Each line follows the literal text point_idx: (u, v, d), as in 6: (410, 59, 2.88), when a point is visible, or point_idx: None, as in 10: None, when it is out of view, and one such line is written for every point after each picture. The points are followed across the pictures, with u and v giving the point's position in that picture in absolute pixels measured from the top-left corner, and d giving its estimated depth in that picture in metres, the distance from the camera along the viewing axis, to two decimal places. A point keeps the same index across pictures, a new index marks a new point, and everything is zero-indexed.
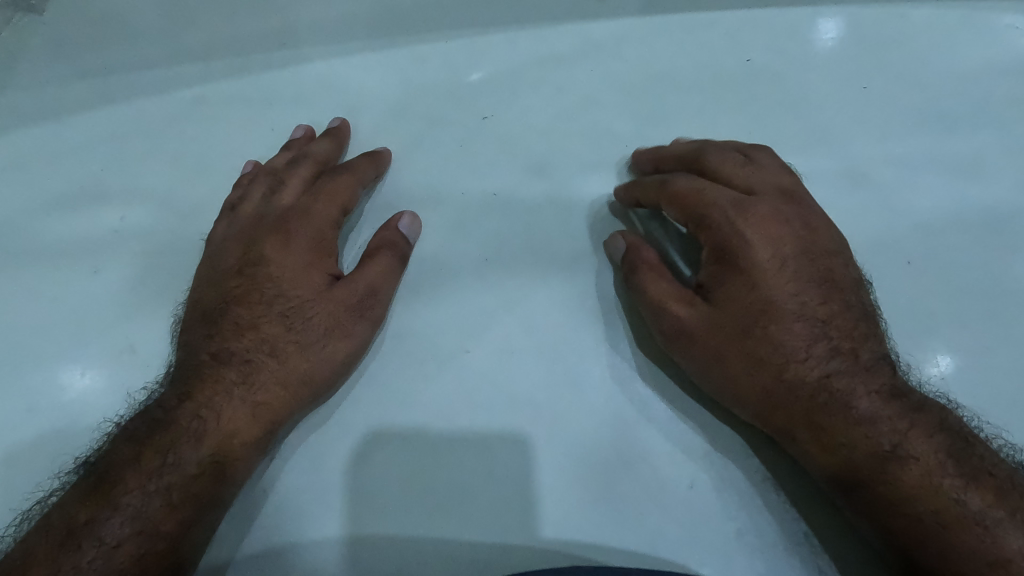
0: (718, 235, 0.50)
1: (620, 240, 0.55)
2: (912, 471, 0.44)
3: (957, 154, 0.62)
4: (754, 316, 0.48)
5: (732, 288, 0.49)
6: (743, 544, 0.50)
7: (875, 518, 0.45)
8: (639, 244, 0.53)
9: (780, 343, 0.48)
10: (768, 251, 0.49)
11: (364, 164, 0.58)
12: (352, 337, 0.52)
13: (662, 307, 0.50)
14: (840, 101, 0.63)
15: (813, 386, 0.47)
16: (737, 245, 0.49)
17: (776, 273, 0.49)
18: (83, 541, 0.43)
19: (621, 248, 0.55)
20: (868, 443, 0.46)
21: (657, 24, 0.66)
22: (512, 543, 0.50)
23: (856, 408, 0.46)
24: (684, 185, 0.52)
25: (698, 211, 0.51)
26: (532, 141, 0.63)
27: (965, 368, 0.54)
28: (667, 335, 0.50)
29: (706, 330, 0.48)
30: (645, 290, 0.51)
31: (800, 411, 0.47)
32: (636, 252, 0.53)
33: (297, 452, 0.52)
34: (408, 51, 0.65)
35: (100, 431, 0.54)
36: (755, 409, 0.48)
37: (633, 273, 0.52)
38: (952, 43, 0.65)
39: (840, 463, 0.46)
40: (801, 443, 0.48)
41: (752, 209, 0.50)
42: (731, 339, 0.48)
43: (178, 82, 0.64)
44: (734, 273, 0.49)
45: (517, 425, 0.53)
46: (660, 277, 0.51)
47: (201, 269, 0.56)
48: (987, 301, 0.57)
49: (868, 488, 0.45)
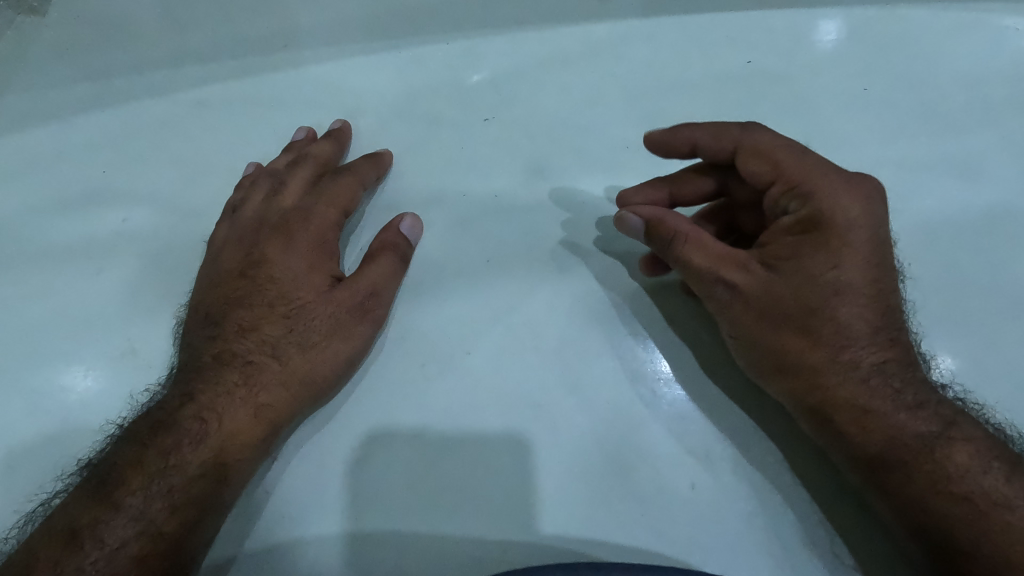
0: (814, 203, 0.45)
1: (631, 215, 0.49)
2: (958, 456, 0.44)
3: (957, 155, 0.62)
4: (825, 291, 0.45)
5: (813, 263, 0.45)
6: (746, 545, 0.49)
7: (919, 501, 0.44)
8: (660, 214, 0.49)
9: (851, 324, 0.45)
10: (863, 231, 0.45)
11: (365, 166, 0.58)
12: (353, 338, 0.52)
13: (714, 274, 0.47)
14: (840, 102, 0.64)
15: (871, 369, 0.46)
16: (832, 220, 0.45)
17: (863, 256, 0.45)
18: (86, 543, 0.43)
19: (636, 224, 0.49)
20: (917, 423, 0.45)
21: (657, 26, 0.66)
22: (514, 544, 0.50)
23: (905, 393, 0.46)
24: (775, 143, 0.48)
25: (791, 174, 0.46)
26: (533, 142, 0.63)
27: (971, 369, 0.54)
28: (719, 301, 0.48)
29: (767, 302, 0.46)
30: (691, 260, 0.47)
31: (854, 391, 0.46)
32: (663, 222, 0.48)
33: (302, 449, 0.52)
34: (409, 53, 0.66)
35: (103, 433, 0.54)
36: (809, 385, 0.47)
37: (669, 244, 0.48)
38: (952, 44, 0.65)
39: (889, 446, 0.45)
40: (847, 425, 0.46)
41: (841, 178, 0.46)
42: (793, 314, 0.46)
43: (179, 83, 0.64)
44: (820, 248, 0.45)
45: (518, 427, 0.53)
46: (706, 243, 0.47)
47: (203, 271, 0.56)
48: (990, 302, 0.56)
49: (913, 469, 0.45)
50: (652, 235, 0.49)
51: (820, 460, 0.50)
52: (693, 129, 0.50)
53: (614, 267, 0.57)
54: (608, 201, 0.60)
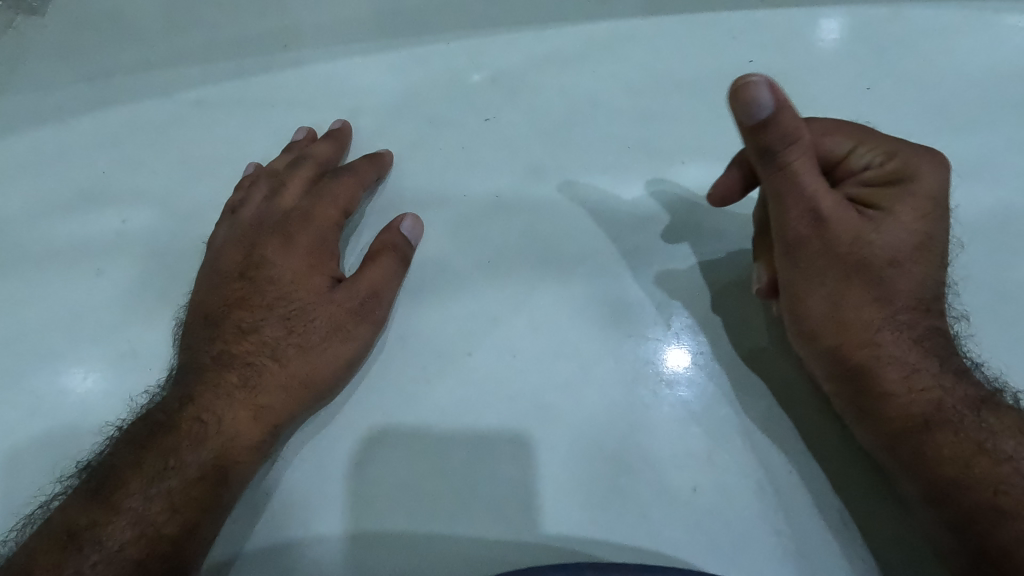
0: (899, 159, 0.47)
1: (766, 89, 0.38)
2: (1001, 422, 0.45)
3: (960, 154, 0.61)
4: (908, 246, 0.45)
5: (902, 212, 0.45)
6: (748, 546, 0.49)
7: (961, 465, 0.44)
8: (791, 111, 0.40)
9: (918, 283, 0.46)
10: (942, 187, 0.46)
11: (365, 166, 0.58)
12: (354, 339, 0.51)
13: (814, 203, 0.43)
14: (841, 101, 0.63)
15: (921, 331, 0.46)
16: (917, 174, 0.46)
17: (941, 212, 0.46)
18: (85, 545, 0.43)
19: (767, 104, 0.38)
20: (962, 388, 0.46)
21: (658, 25, 0.65)
22: (517, 543, 0.50)
23: (952, 359, 0.47)
24: (844, 122, 0.48)
25: (870, 139, 0.47)
26: (533, 142, 0.63)
27: (991, 358, 0.54)
28: (801, 237, 0.44)
29: (848, 243, 0.44)
30: (796, 178, 0.42)
31: (902, 351, 0.46)
32: (794, 121, 0.40)
33: (307, 445, 0.52)
34: (409, 53, 0.65)
35: (102, 434, 0.54)
36: (858, 339, 0.46)
37: (783, 148, 0.41)
38: (956, 42, 0.65)
39: (933, 409, 0.45)
40: (892, 385, 0.46)
41: (918, 149, 0.47)
42: (868, 263, 0.45)
43: (178, 84, 0.64)
44: (909, 199, 0.45)
45: (519, 427, 0.52)
46: (814, 165, 0.43)
47: (202, 272, 0.56)
48: (999, 300, 0.56)
49: (954, 433, 0.44)
50: (772, 127, 0.40)
51: (826, 458, 0.50)
52: None
53: (616, 268, 0.57)
54: (609, 201, 0.60)
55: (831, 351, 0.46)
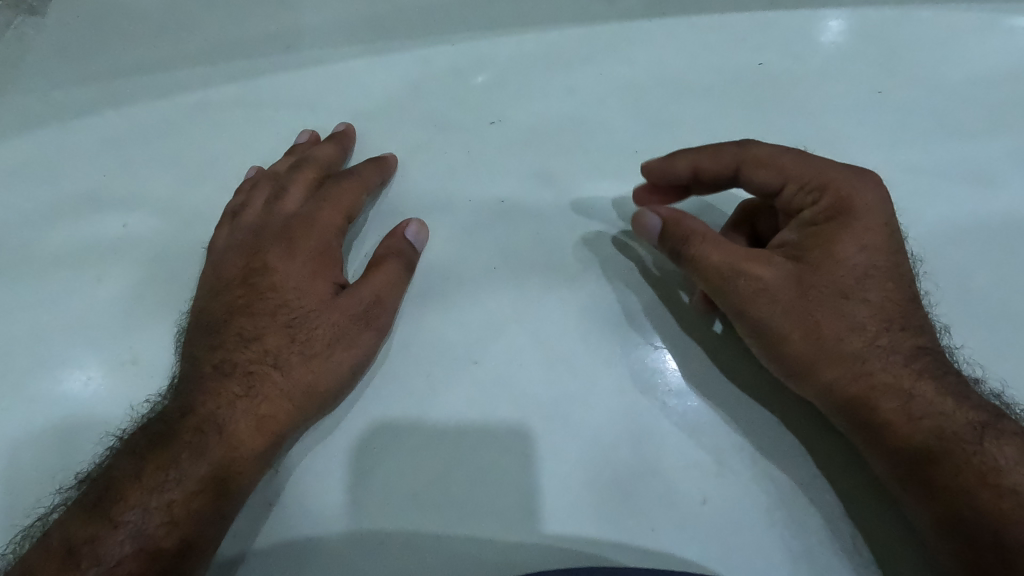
0: (831, 193, 0.46)
1: (649, 213, 0.47)
2: (1007, 449, 0.43)
3: (971, 160, 0.60)
4: (859, 280, 0.45)
5: (845, 250, 0.45)
6: (758, 560, 0.48)
7: (961, 492, 0.42)
8: (679, 214, 0.47)
9: (885, 307, 0.46)
10: (881, 216, 0.46)
11: (368, 169, 0.57)
12: (359, 347, 0.51)
13: (740, 270, 0.45)
14: (853, 105, 0.62)
15: (911, 355, 0.46)
16: (852, 204, 0.46)
17: (894, 235, 0.46)
18: (83, 560, 0.42)
19: (653, 224, 0.47)
20: (963, 413, 0.44)
21: (667, 27, 0.64)
22: (522, 554, 0.49)
23: (947, 379, 0.46)
24: (776, 152, 0.48)
25: (799, 175, 0.47)
26: (539, 146, 0.62)
27: (990, 372, 0.53)
28: (744, 300, 0.45)
29: (798, 290, 0.45)
30: (710, 259, 0.45)
31: (889, 380, 0.45)
32: (683, 221, 0.46)
33: (306, 458, 0.51)
34: (413, 55, 0.64)
35: (103, 444, 0.53)
36: (842, 375, 0.45)
37: (685, 244, 0.46)
38: (970, 43, 0.63)
39: (929, 436, 0.44)
40: (885, 414, 0.45)
41: (851, 175, 0.46)
42: (834, 299, 0.45)
43: (181, 86, 0.63)
44: (848, 232, 0.45)
45: (525, 438, 0.52)
46: (723, 242, 0.46)
47: (205, 280, 0.55)
48: (1010, 310, 0.55)
49: (956, 460, 0.43)
50: (669, 236, 0.47)
51: (839, 469, 0.49)
52: (726, 153, 0.49)
53: (623, 277, 0.56)
54: (615, 207, 0.59)
55: (811, 397, 0.47)
